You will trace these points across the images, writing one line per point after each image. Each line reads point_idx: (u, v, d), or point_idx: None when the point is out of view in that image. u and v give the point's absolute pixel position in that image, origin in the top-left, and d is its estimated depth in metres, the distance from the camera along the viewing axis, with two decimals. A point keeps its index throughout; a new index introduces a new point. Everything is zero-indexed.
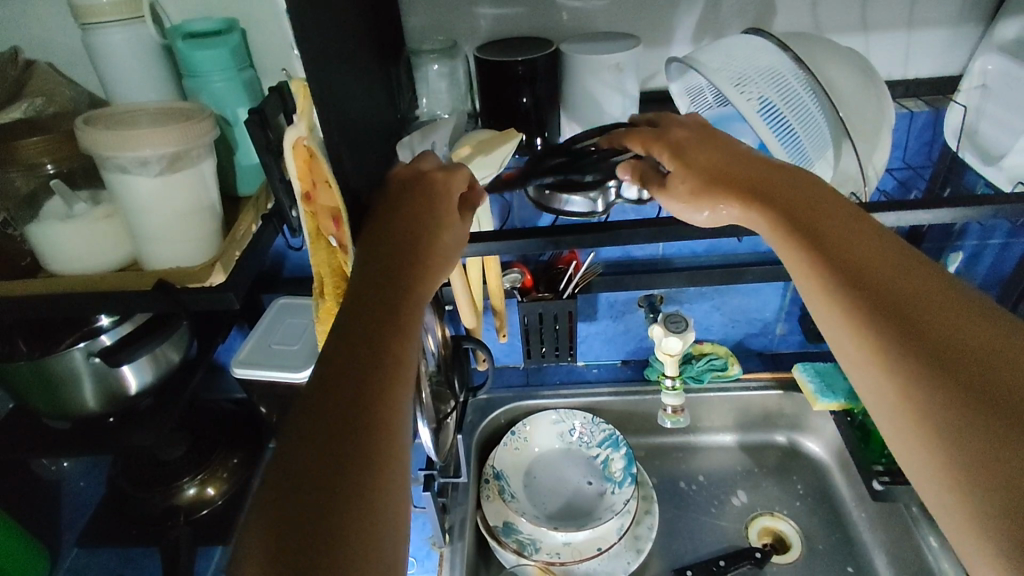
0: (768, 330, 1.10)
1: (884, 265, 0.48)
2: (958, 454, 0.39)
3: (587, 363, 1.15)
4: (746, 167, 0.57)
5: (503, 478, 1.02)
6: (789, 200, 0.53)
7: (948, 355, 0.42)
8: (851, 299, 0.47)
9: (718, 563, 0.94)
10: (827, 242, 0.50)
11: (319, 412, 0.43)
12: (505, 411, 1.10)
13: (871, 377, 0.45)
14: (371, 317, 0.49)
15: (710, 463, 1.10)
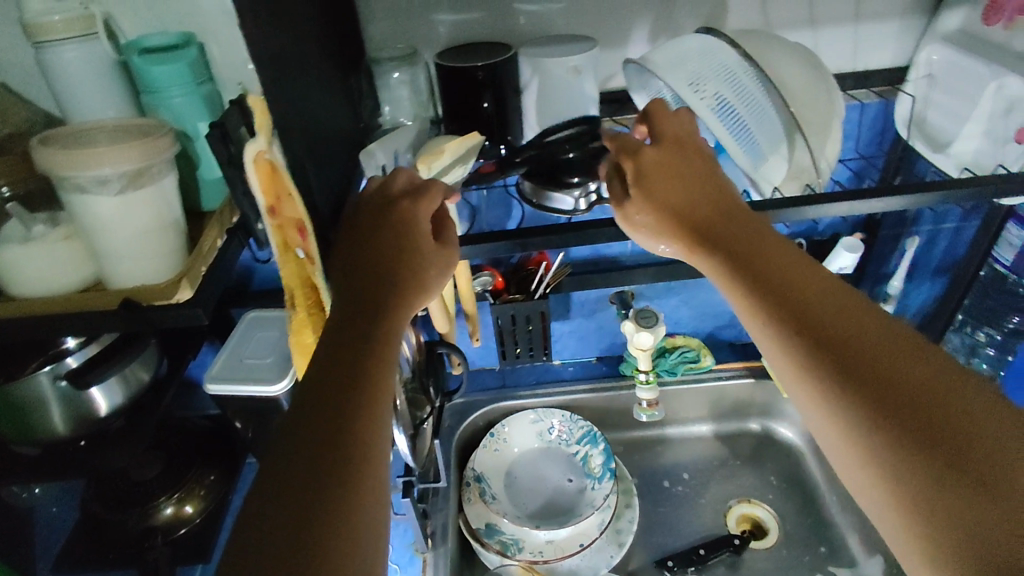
0: (737, 321, 1.12)
1: (832, 302, 0.50)
2: (915, 484, 0.42)
3: (563, 362, 1.16)
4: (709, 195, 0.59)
5: (484, 480, 1.03)
6: (742, 236, 0.56)
7: (893, 388, 0.45)
8: (802, 338, 0.49)
9: (698, 552, 0.96)
10: (778, 280, 0.52)
11: (295, 469, 0.43)
12: (483, 414, 1.11)
13: (825, 413, 0.47)
14: (343, 365, 0.49)
15: (687, 454, 1.12)
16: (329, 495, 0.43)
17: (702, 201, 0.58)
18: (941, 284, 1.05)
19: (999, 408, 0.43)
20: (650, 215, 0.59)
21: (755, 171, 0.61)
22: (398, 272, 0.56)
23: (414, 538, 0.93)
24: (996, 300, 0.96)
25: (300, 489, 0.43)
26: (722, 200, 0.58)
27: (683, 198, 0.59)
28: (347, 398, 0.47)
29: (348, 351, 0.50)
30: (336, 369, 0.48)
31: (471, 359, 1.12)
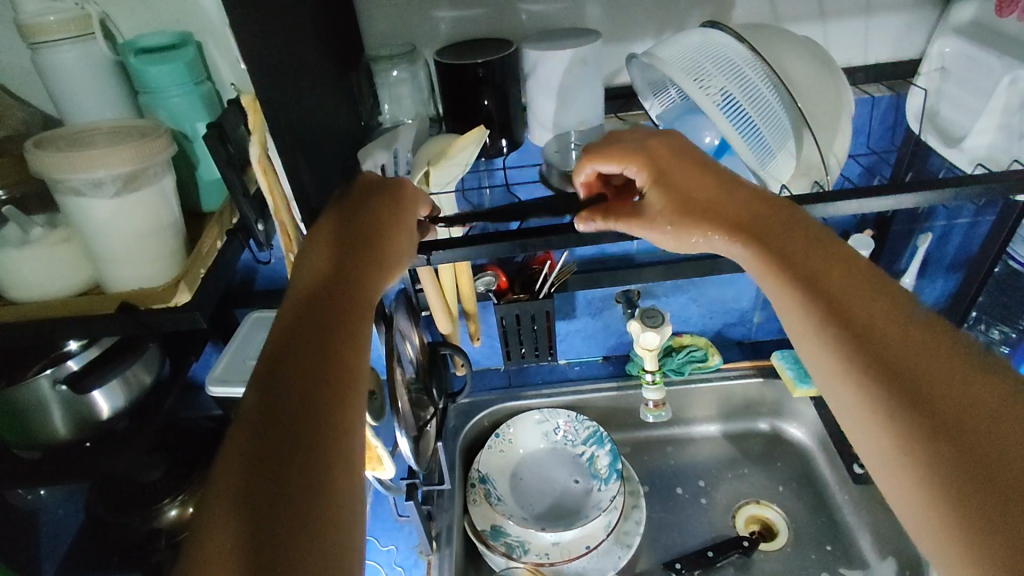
0: (746, 319, 1.11)
1: (870, 300, 0.48)
2: (951, 482, 0.40)
3: (569, 362, 1.14)
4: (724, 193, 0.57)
5: (489, 481, 1.02)
6: (779, 237, 0.53)
7: (927, 393, 0.43)
8: (845, 350, 0.46)
9: (707, 554, 0.94)
10: (817, 284, 0.50)
11: (262, 461, 0.40)
12: (488, 414, 1.10)
13: (876, 421, 0.44)
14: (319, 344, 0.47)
15: (696, 454, 1.11)
16: (297, 494, 0.40)
17: (727, 197, 0.57)
18: (954, 280, 1.03)
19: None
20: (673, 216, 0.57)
21: (762, 169, 0.59)
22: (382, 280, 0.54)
23: (418, 540, 0.92)
24: (1010, 296, 0.94)
25: (269, 484, 0.40)
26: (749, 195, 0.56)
27: (710, 193, 0.57)
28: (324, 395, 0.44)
29: (324, 344, 0.47)
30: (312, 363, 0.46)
31: (475, 359, 1.11)
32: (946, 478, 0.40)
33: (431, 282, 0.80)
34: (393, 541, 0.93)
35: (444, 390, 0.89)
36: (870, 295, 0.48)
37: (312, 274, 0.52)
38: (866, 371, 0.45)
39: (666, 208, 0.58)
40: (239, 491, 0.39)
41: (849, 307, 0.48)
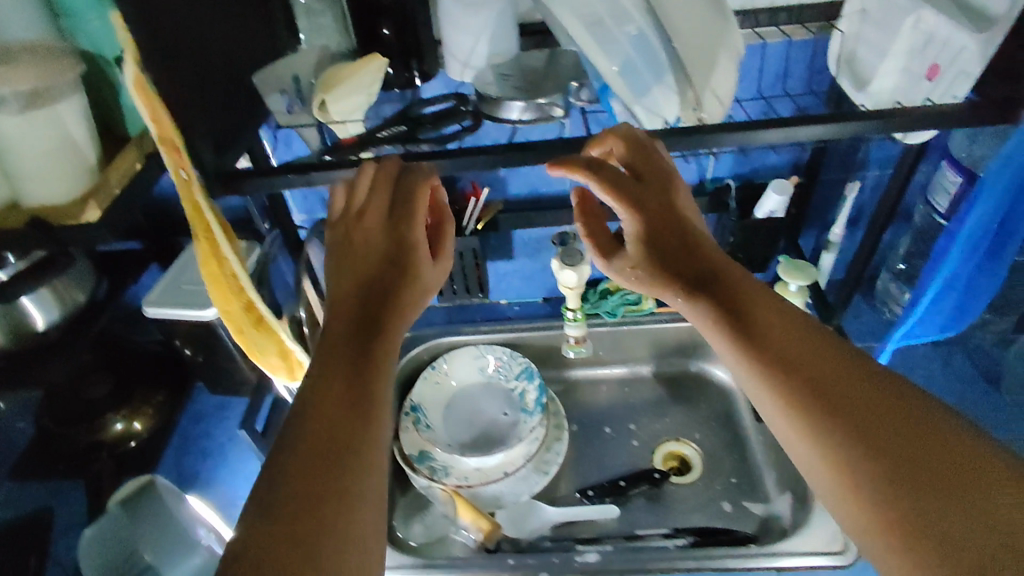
0: None
1: (804, 348, 0.54)
2: (891, 505, 0.46)
3: (509, 302, 1.18)
4: (688, 239, 0.62)
5: (421, 410, 1.06)
6: (735, 288, 0.59)
7: (860, 427, 0.49)
8: (787, 393, 0.52)
9: (619, 484, 0.99)
10: (759, 334, 0.56)
11: (302, 464, 0.47)
12: (428, 348, 1.14)
13: (819, 455, 0.50)
14: (343, 365, 0.53)
15: (625, 393, 1.15)
16: (330, 497, 0.46)
17: (690, 247, 0.62)
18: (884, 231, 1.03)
19: (998, 447, 0.47)
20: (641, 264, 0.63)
21: (637, 104, 0.63)
22: (392, 283, 0.59)
23: None
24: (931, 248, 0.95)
25: (307, 486, 0.46)
26: (707, 252, 0.62)
27: (675, 238, 0.62)
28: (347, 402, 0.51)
29: (344, 359, 0.53)
30: (336, 376, 0.52)
31: None
32: (881, 503, 0.47)
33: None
34: None
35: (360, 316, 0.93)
36: (804, 344, 0.55)
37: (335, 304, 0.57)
38: (803, 414, 0.51)
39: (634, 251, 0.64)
40: (290, 494, 0.45)
41: (786, 353, 0.54)
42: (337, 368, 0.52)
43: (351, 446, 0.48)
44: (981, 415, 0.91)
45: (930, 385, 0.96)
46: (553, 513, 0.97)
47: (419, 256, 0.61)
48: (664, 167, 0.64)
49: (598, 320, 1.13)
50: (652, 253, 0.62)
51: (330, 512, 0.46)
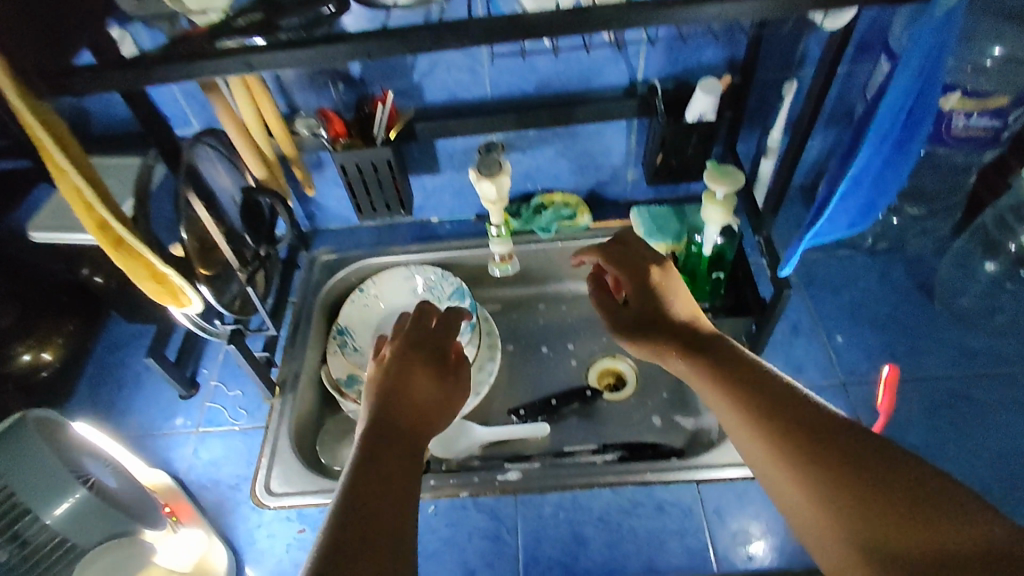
0: (618, 177, 1.07)
1: (794, 394, 0.55)
2: (859, 542, 0.46)
3: (442, 220, 1.12)
4: (691, 323, 0.67)
5: (348, 333, 1.02)
6: (719, 350, 0.62)
7: (854, 462, 0.49)
8: (770, 432, 0.53)
9: (551, 402, 0.97)
10: (752, 380, 0.57)
11: (361, 524, 0.50)
12: (356, 270, 1.08)
13: (797, 489, 0.50)
14: (394, 436, 0.59)
15: (562, 312, 1.11)
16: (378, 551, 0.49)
17: (686, 321, 0.68)
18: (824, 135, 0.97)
19: (1004, 517, 0.45)
20: (634, 333, 0.69)
21: None
22: (441, 386, 0.66)
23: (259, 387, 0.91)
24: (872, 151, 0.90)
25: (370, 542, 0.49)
26: (699, 328, 0.66)
27: (685, 312, 0.69)
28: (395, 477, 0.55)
29: (384, 440, 0.58)
30: (390, 453, 0.57)
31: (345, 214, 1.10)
32: (855, 536, 0.46)
33: (232, 121, 0.75)
34: (241, 385, 0.92)
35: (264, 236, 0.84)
36: (790, 391, 0.56)
37: (378, 389, 0.65)
38: (784, 450, 0.52)
39: (636, 320, 0.70)
40: (332, 553, 0.48)
41: (776, 398, 0.55)
42: (389, 449, 0.58)
43: (392, 517, 0.51)
44: (912, 324, 0.89)
45: (863, 295, 0.94)
46: (482, 435, 0.94)
47: (455, 404, 0.67)
48: (647, 256, 0.75)
49: (533, 237, 1.07)
50: (651, 322, 0.69)
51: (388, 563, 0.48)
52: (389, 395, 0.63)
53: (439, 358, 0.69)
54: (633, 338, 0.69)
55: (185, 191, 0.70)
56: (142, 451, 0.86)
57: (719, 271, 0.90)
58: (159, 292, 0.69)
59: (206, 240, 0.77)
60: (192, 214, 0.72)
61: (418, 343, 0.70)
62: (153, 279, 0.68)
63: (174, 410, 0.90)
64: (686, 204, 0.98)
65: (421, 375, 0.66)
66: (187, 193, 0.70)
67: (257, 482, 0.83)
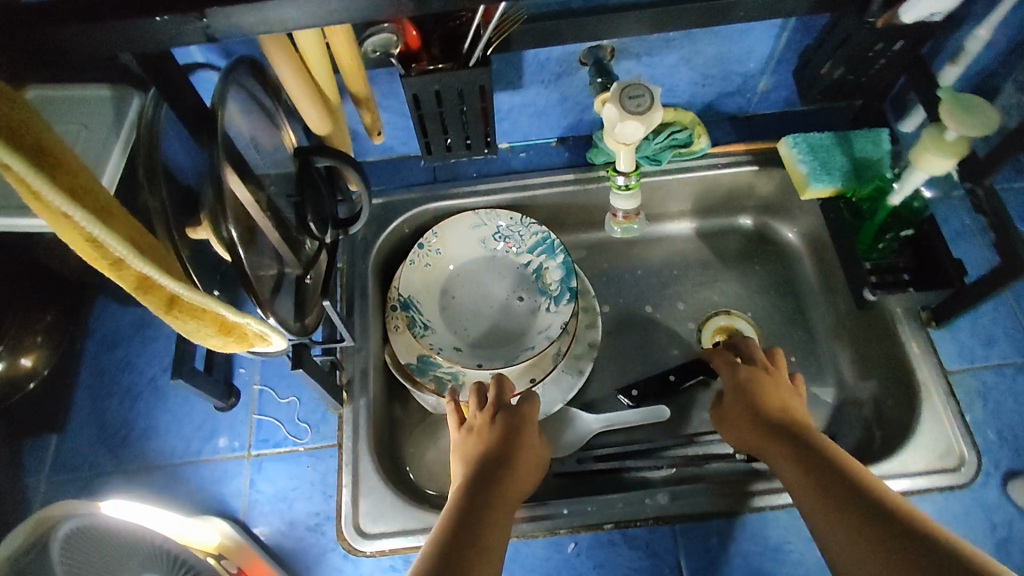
0: (747, 88, 0.82)
1: (880, 493, 0.55)
2: None
3: (513, 147, 0.86)
4: (787, 413, 0.68)
5: (414, 305, 0.81)
6: (810, 442, 0.63)
7: (929, 555, 0.48)
8: (847, 522, 0.53)
9: (669, 378, 0.82)
10: (835, 470, 0.58)
11: None
12: (410, 219, 0.84)
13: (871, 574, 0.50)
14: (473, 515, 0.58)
15: (662, 257, 0.91)
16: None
17: (778, 404, 0.69)
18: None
19: None
20: (733, 420, 0.71)
21: None
22: (525, 472, 0.66)
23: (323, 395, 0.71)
24: None
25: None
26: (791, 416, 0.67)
27: (778, 396, 0.70)
28: (471, 540, 0.55)
29: (468, 511, 0.58)
30: (472, 523, 0.57)
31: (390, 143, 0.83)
32: None
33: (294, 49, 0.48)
34: (295, 389, 0.72)
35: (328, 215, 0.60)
36: (873, 487, 0.56)
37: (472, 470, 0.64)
38: (860, 535, 0.52)
39: (732, 401, 0.72)
40: None
41: (854, 490, 0.55)
42: (468, 526, 0.56)
43: None
44: None
45: None
46: (594, 423, 0.80)
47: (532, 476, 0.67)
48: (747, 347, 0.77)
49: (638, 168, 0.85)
50: (746, 408, 0.70)
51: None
52: (478, 478, 0.63)
53: (527, 439, 0.68)
54: (731, 419, 0.71)
55: (220, 166, 0.45)
56: (184, 489, 0.67)
57: (903, 229, 0.73)
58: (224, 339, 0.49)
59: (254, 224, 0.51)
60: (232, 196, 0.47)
61: (519, 425, 0.69)
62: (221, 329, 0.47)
63: (216, 429, 0.71)
64: (851, 131, 0.76)
65: (507, 461, 0.65)
66: (223, 168, 0.45)
67: (344, 516, 0.66)
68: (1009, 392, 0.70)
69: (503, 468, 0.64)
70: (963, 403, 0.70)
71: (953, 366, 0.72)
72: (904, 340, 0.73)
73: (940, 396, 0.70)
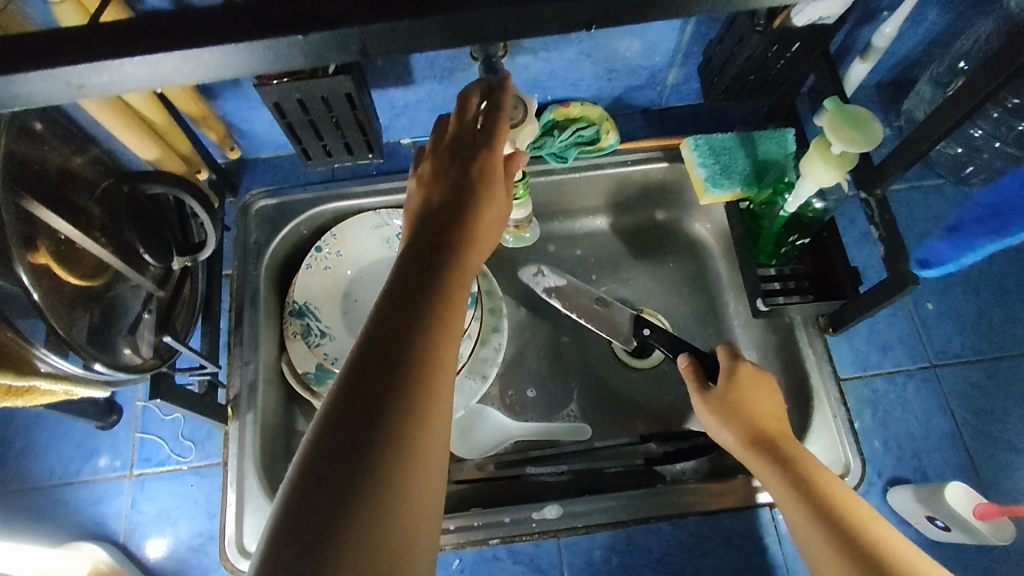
0: (657, 81, 0.78)
1: (875, 519, 0.50)
2: None
3: (416, 142, 0.82)
4: (775, 414, 0.60)
5: (311, 312, 0.76)
6: (799, 454, 0.56)
7: None
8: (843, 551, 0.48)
9: (643, 331, 0.75)
10: (827, 491, 0.52)
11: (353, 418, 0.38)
12: (307, 219, 0.79)
13: None
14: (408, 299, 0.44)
15: (573, 251, 0.86)
16: (390, 423, 0.38)
17: (765, 400, 0.61)
18: (937, 26, 0.72)
19: None
20: (712, 406, 0.61)
21: None
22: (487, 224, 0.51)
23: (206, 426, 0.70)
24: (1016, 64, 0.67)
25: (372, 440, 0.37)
26: (777, 419, 0.60)
27: (766, 394, 0.61)
28: (417, 351, 0.41)
29: (409, 293, 0.44)
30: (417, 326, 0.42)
31: (277, 142, 0.79)
32: None
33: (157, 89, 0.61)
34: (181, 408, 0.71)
35: (176, 242, 0.59)
36: (866, 511, 0.51)
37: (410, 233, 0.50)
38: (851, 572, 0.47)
39: (723, 393, 0.61)
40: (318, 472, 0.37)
41: (852, 515, 0.50)
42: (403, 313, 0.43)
43: (400, 410, 0.39)
44: (1009, 287, 0.74)
45: None
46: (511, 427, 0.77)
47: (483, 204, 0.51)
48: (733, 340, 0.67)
49: (546, 165, 0.80)
50: (730, 403, 0.61)
51: (373, 463, 0.37)
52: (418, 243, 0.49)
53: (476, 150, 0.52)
54: (713, 407, 0.61)
55: (28, 201, 0.45)
56: (64, 512, 0.67)
57: (802, 237, 0.71)
58: (10, 398, 0.48)
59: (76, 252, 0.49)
60: (50, 230, 0.47)
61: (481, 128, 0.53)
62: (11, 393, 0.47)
63: (96, 448, 0.69)
64: (756, 132, 0.73)
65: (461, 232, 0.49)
66: (25, 200, 0.44)
67: (228, 540, 0.65)
68: (897, 400, 0.71)
69: (452, 247, 0.48)
70: (853, 411, 0.71)
71: (846, 373, 0.72)
72: (801, 347, 0.73)
73: (832, 403, 0.71)
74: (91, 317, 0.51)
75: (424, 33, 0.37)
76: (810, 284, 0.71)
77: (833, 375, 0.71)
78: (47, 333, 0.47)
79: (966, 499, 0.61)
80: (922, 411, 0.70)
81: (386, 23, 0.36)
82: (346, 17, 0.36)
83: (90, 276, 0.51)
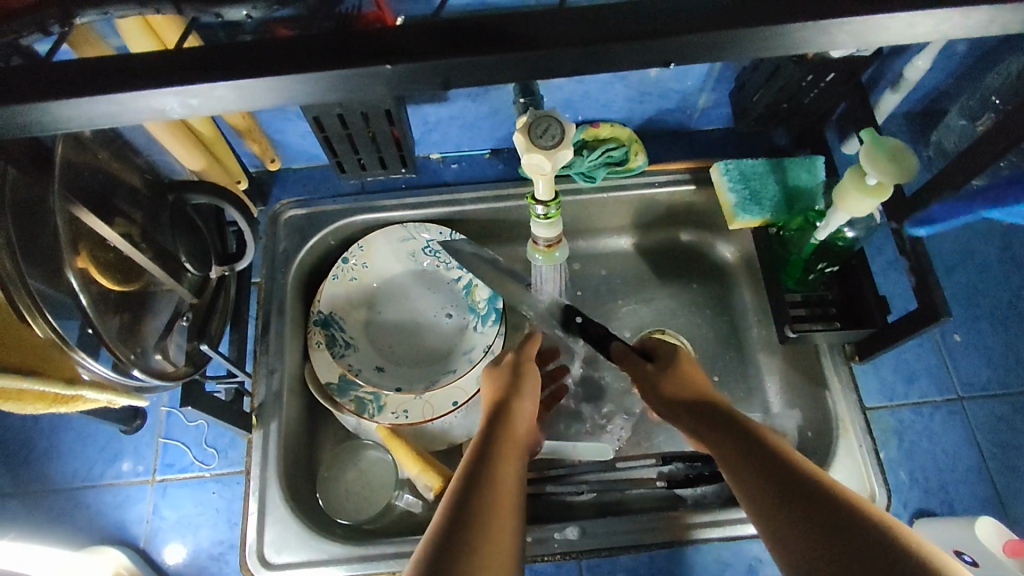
0: (687, 104, 0.79)
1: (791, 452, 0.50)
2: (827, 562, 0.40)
3: (445, 157, 0.83)
4: (701, 385, 0.62)
5: (336, 322, 0.77)
6: (724, 410, 0.57)
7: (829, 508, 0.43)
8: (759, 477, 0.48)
9: (576, 320, 0.74)
10: (742, 433, 0.53)
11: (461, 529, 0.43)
12: (336, 230, 0.80)
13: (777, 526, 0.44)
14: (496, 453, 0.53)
15: (597, 270, 0.86)
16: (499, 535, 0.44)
17: (695, 376, 0.63)
18: (970, 59, 0.72)
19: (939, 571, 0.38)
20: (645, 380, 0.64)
21: None
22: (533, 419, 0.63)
23: (233, 434, 0.70)
24: None
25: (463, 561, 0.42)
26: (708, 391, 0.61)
27: (694, 371, 0.63)
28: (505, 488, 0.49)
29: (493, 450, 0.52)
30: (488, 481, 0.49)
31: (310, 153, 0.79)
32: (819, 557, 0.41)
33: None
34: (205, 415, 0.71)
35: (215, 252, 0.60)
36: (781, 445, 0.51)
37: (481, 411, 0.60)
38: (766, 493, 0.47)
39: (658, 366, 0.64)
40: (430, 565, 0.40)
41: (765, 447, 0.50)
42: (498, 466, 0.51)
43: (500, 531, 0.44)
44: None
45: (988, 277, 0.76)
46: (534, 448, 0.76)
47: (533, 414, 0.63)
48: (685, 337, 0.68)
49: (574, 184, 0.81)
50: (663, 376, 0.63)
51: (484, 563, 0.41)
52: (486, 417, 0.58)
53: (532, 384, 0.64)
54: (649, 378, 0.64)
55: (78, 207, 0.46)
56: (86, 514, 0.67)
57: (830, 265, 0.71)
58: (53, 406, 0.48)
59: (123, 257, 0.50)
60: (94, 236, 0.47)
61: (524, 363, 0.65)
62: (59, 400, 0.47)
63: (120, 451, 0.69)
64: (785, 159, 0.74)
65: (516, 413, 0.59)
66: (75, 207, 0.45)
67: (248, 549, 0.65)
68: (924, 432, 0.70)
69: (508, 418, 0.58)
70: (879, 441, 0.70)
71: (872, 403, 0.72)
72: (826, 375, 0.73)
73: (857, 432, 0.70)
74: (129, 321, 0.52)
75: (503, 71, 0.33)
76: (838, 312, 0.70)
77: (858, 404, 0.71)
78: (80, 331, 0.47)
79: (998, 536, 0.60)
80: (949, 445, 0.70)
81: (470, 57, 0.32)
82: (427, 52, 0.32)
83: (130, 282, 0.52)
